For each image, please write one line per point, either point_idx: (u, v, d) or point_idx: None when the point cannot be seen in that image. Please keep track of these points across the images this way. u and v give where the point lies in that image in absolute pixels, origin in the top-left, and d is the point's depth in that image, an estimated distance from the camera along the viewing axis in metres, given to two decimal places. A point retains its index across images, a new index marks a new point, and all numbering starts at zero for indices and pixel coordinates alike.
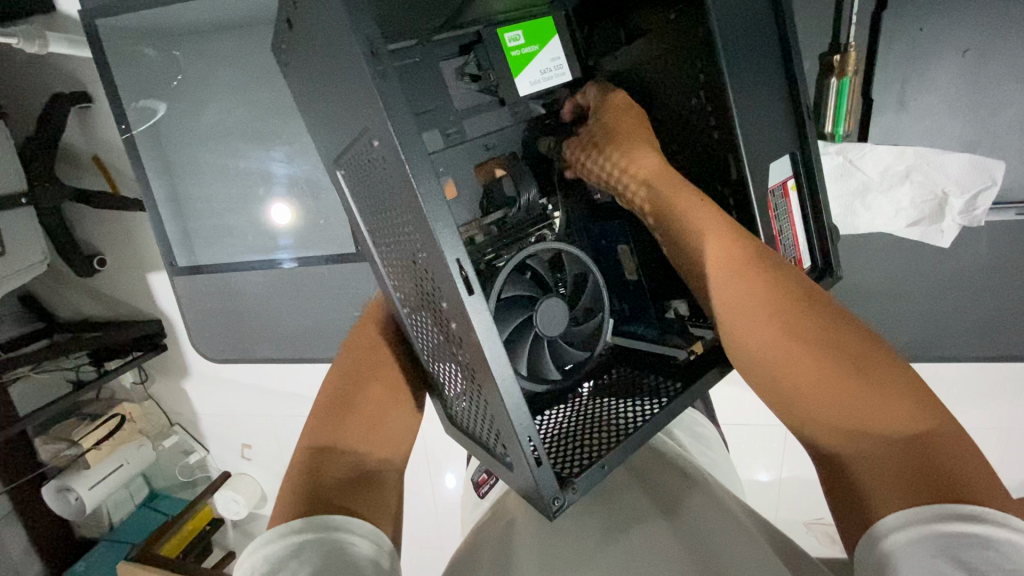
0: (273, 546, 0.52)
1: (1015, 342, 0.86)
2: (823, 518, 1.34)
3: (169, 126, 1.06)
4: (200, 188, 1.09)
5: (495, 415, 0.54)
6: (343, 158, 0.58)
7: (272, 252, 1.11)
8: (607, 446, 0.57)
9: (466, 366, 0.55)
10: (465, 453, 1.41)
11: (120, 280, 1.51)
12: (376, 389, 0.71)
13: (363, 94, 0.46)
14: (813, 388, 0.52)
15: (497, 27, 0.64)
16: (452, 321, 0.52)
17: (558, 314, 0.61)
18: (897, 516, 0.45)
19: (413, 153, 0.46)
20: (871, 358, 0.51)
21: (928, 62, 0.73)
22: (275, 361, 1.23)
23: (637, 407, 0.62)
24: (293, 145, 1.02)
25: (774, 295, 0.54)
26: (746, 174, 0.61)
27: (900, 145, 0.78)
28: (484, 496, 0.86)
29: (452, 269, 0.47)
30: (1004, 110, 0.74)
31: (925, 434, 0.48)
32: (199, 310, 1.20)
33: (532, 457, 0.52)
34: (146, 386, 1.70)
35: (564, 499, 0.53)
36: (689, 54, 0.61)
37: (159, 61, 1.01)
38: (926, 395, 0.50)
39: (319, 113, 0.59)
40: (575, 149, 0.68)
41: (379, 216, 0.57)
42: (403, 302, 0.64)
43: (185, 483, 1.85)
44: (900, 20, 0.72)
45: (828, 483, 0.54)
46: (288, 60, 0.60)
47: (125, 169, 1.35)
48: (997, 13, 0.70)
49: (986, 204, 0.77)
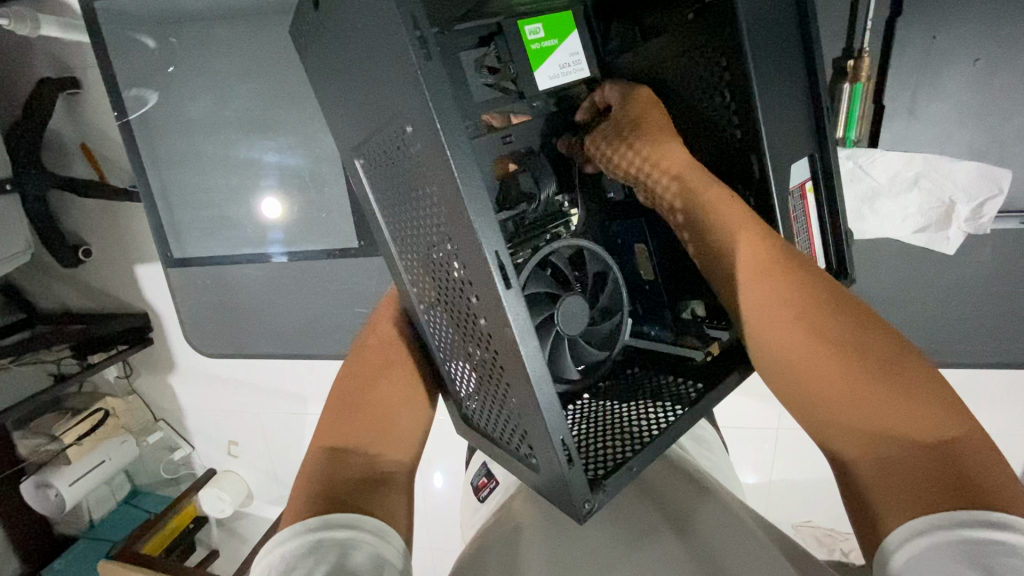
0: (291, 544, 0.52)
1: (1012, 350, 0.87)
2: (812, 521, 1.36)
3: (160, 116, 1.02)
4: (190, 178, 1.05)
5: (521, 414, 0.55)
6: (366, 144, 0.57)
7: (262, 245, 1.08)
8: (633, 450, 0.57)
9: (490, 363, 0.55)
10: (456, 454, 1.40)
11: (107, 272, 1.47)
12: (386, 389, 0.71)
13: (401, 78, 0.46)
14: (838, 390, 0.52)
15: (516, 19, 0.62)
16: (481, 317, 0.52)
17: (578, 313, 0.61)
18: (923, 522, 0.45)
19: (449, 143, 0.45)
20: (897, 363, 0.52)
21: (940, 69, 0.74)
22: (268, 357, 1.20)
23: (655, 411, 0.63)
24: (290, 136, 0.99)
25: (801, 297, 0.55)
26: (767, 175, 0.60)
27: (908, 152, 0.78)
28: (484, 499, 0.86)
29: (491, 264, 0.46)
30: (1012, 119, 0.75)
31: (951, 441, 0.48)
32: (192, 303, 1.18)
33: (564, 457, 0.51)
34: (131, 380, 1.66)
35: (595, 502, 0.53)
36: (713, 52, 0.60)
37: (154, 46, 0.98)
38: (952, 402, 0.51)
39: (339, 96, 0.58)
40: (598, 142, 0.67)
41: (400, 207, 0.57)
42: (419, 298, 0.64)
43: (169, 480, 1.81)
44: (914, 27, 0.72)
45: (845, 488, 0.54)
46: (308, 44, 0.59)
47: (115, 159, 1.31)
48: (1009, 23, 0.71)
49: (992, 212, 0.78)
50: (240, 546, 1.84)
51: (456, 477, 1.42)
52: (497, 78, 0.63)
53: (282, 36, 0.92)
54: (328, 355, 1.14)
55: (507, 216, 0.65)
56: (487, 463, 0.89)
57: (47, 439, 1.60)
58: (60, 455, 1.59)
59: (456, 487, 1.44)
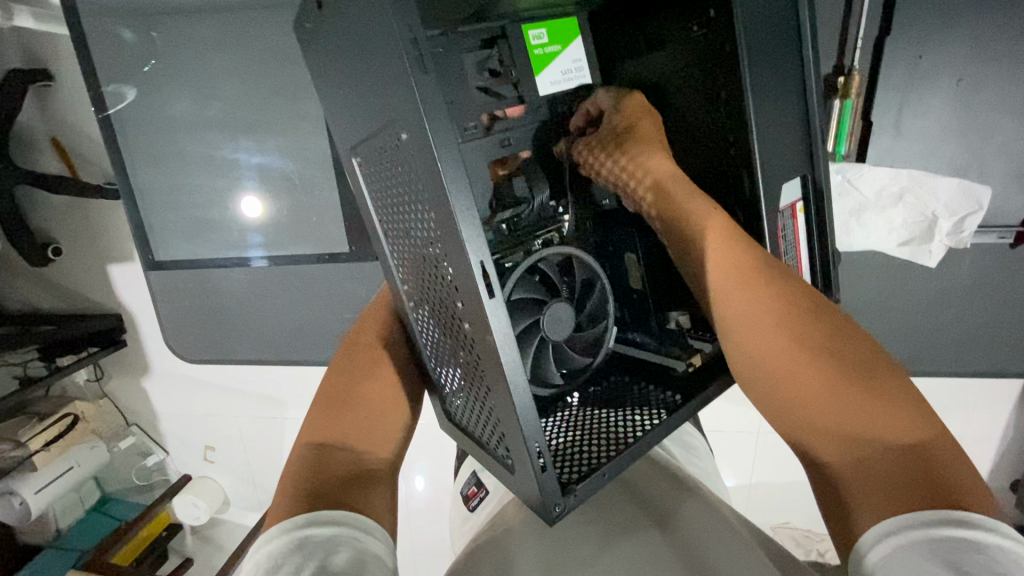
0: (277, 543, 0.53)
1: (986, 360, 0.90)
2: (789, 523, 1.39)
3: (137, 114, 0.98)
4: (169, 178, 1.02)
5: (500, 417, 0.59)
6: (364, 145, 0.57)
7: (241, 248, 1.05)
8: (607, 456, 0.62)
9: (474, 368, 0.59)
10: (440, 460, 1.39)
11: (79, 271, 1.42)
12: (370, 385, 0.73)
13: (400, 87, 0.46)
14: (813, 395, 0.54)
15: (521, 24, 0.63)
16: (466, 322, 0.55)
17: (564, 319, 0.65)
18: (894, 521, 0.46)
19: (443, 154, 0.46)
20: (870, 368, 0.54)
21: (924, 89, 0.76)
22: (248, 362, 1.17)
23: (633, 418, 0.67)
24: (276, 138, 0.96)
25: (778, 304, 0.57)
26: (759, 195, 0.60)
27: (894, 167, 0.81)
28: (474, 508, 0.87)
29: (475, 271, 0.49)
30: (992, 137, 0.78)
31: (922, 443, 0.50)
32: (171, 308, 1.14)
33: (538, 462, 0.56)
34: (102, 384, 1.61)
35: (565, 504, 0.57)
36: (713, 68, 0.60)
37: (133, 40, 0.94)
38: (923, 406, 0.52)
39: (338, 99, 0.57)
40: (588, 148, 0.68)
41: (393, 209, 0.58)
42: (409, 295, 0.66)
43: (141, 486, 1.76)
44: (900, 46, 0.75)
45: (821, 490, 0.55)
46: (308, 43, 0.58)
47: (89, 156, 1.27)
48: (990, 45, 0.73)
49: (972, 227, 0.80)
50: (215, 554, 1.80)
51: (442, 483, 1.41)
52: (496, 81, 0.62)
53: (270, 34, 0.90)
54: (312, 361, 1.12)
55: (503, 217, 0.66)
56: (476, 473, 0.89)
57: (10, 446, 1.51)
58: (25, 463, 1.51)
59: (442, 493, 1.43)
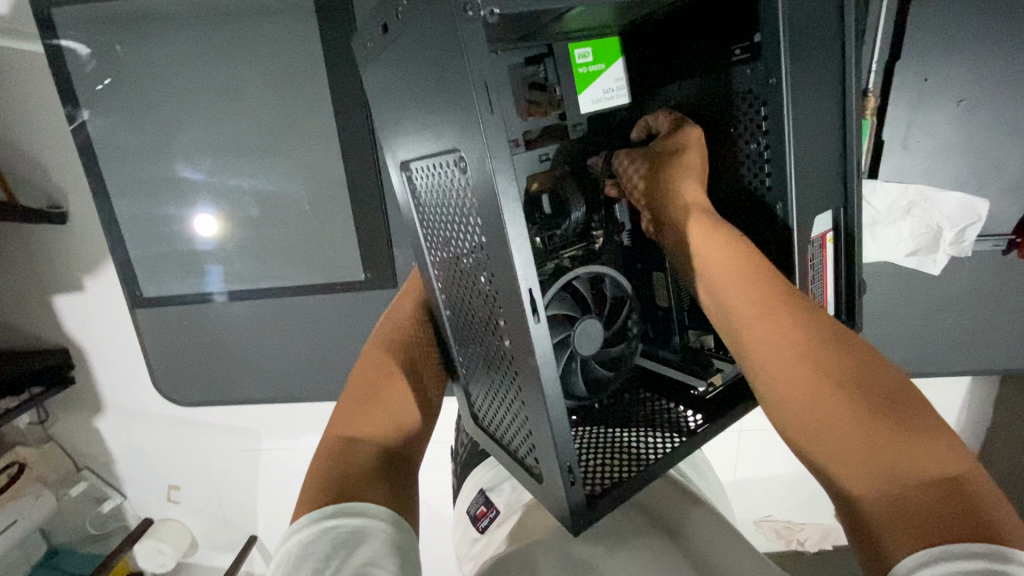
0: (304, 532, 0.51)
1: (972, 360, 0.96)
2: (771, 517, 1.44)
3: (109, 134, 0.90)
4: (149, 204, 0.94)
5: (533, 433, 0.57)
6: (415, 159, 0.55)
7: (204, 284, 0.99)
8: (629, 473, 0.62)
9: (510, 385, 0.58)
10: (440, 485, 1.34)
11: (30, 303, 1.29)
12: (399, 386, 0.71)
13: (465, 114, 0.45)
14: (840, 423, 0.53)
15: (567, 42, 0.61)
16: (506, 339, 0.54)
17: (594, 335, 0.65)
18: (923, 554, 0.44)
19: (507, 184, 0.45)
20: (902, 401, 0.52)
21: (930, 108, 0.82)
22: (231, 399, 1.09)
23: (655, 438, 0.67)
24: (282, 163, 0.91)
25: (804, 336, 0.56)
26: (790, 223, 0.62)
27: (903, 183, 0.87)
28: (482, 530, 0.83)
29: (523, 297, 0.48)
30: (989, 154, 0.84)
31: (956, 478, 0.48)
32: (145, 341, 1.05)
33: (567, 478, 0.55)
34: (47, 426, 1.45)
35: (587, 519, 0.58)
36: (752, 94, 0.62)
37: (92, 58, 0.87)
38: (956, 442, 0.50)
39: (394, 119, 0.56)
40: (628, 158, 0.71)
41: (438, 222, 0.57)
42: (445, 302, 0.65)
43: (94, 536, 1.61)
44: (908, 70, 0.81)
45: (847, 518, 0.53)
46: (365, 62, 0.57)
47: (42, 180, 1.16)
48: (991, 71, 0.80)
49: (972, 237, 0.86)
50: None
51: (440, 509, 1.37)
52: (542, 95, 0.63)
53: (279, 52, 0.84)
54: (306, 394, 1.06)
55: (536, 232, 0.66)
56: (484, 492, 0.85)
57: None
58: None
59: (439, 519, 1.39)
